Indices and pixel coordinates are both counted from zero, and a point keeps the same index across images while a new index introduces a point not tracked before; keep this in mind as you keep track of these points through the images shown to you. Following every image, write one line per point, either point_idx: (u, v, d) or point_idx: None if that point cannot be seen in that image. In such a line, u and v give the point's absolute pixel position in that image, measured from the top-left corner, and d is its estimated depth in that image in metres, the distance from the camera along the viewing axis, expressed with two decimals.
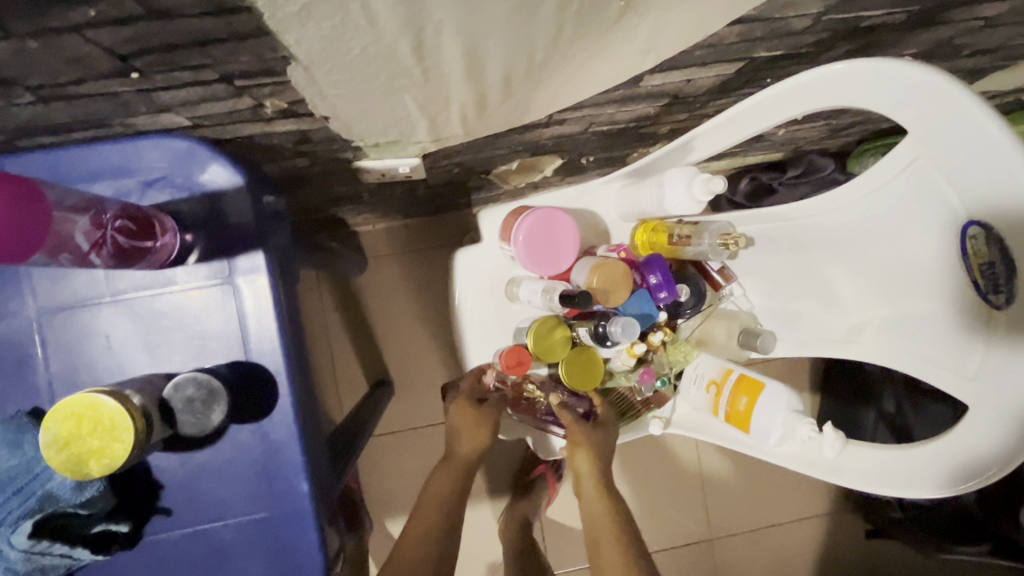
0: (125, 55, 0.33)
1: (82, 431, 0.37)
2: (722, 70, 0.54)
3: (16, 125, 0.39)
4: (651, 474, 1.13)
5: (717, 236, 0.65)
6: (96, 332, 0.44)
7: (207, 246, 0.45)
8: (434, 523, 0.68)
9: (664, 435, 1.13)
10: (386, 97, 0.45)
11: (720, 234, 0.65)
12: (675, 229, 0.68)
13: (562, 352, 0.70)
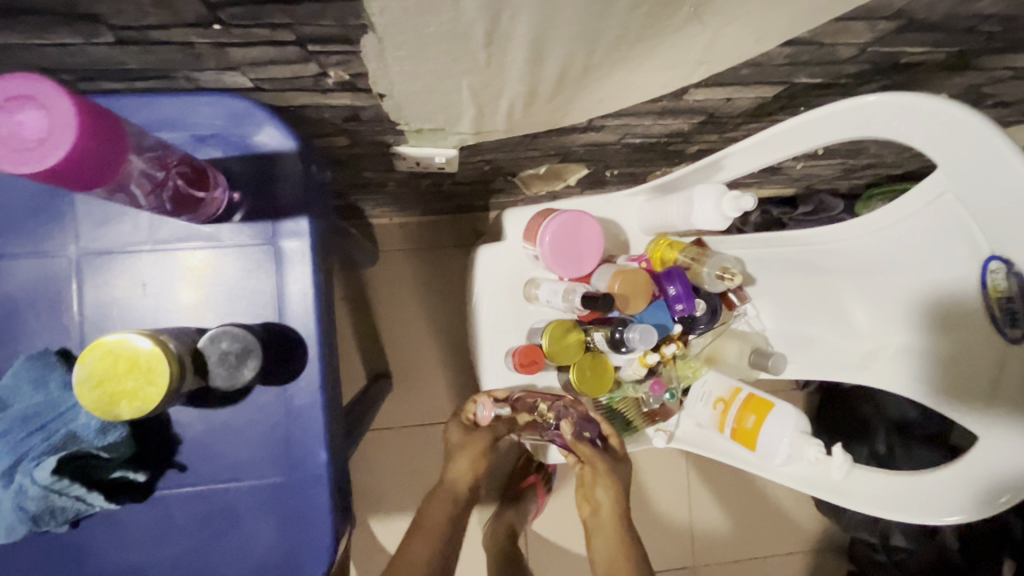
0: (214, 5, 0.34)
1: (118, 371, 0.36)
2: (762, 93, 0.56)
3: (86, 66, 0.40)
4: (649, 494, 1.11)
5: (716, 268, 0.68)
6: (133, 280, 0.44)
7: (254, 207, 0.46)
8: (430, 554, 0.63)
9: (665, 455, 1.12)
10: (444, 81, 0.46)
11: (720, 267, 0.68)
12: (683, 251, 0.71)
13: (575, 356, 0.72)
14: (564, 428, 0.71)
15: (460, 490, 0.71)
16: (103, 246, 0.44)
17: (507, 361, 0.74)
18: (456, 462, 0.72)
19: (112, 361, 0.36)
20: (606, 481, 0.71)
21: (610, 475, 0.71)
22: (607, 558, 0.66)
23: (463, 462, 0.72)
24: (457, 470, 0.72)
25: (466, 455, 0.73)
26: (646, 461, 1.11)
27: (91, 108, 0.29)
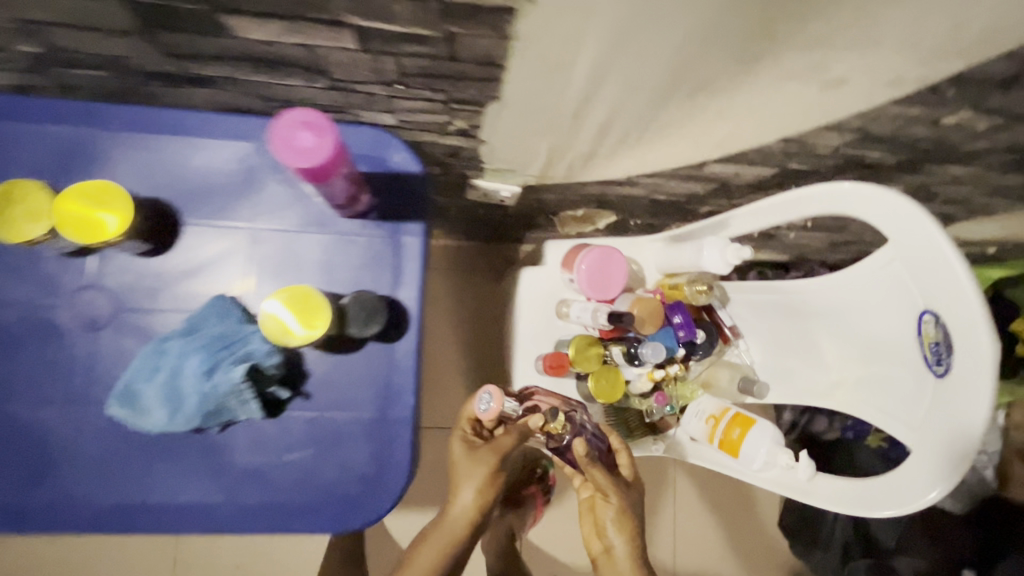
0: (405, 74, 0.50)
1: (295, 308, 0.51)
2: (763, 172, 0.74)
3: (293, 99, 0.57)
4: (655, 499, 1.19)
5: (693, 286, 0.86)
6: (291, 252, 0.60)
7: (382, 209, 0.62)
8: None
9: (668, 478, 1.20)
10: (532, 136, 0.63)
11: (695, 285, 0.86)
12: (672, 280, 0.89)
13: (594, 366, 0.86)
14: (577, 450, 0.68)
15: (466, 524, 0.66)
16: (271, 229, 0.59)
17: (537, 364, 0.89)
18: (460, 495, 0.67)
19: (289, 302, 0.52)
20: (617, 514, 0.71)
21: (623, 509, 0.71)
22: None
23: (467, 494, 0.66)
24: (459, 501, 0.66)
25: (472, 483, 0.66)
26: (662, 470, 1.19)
27: (338, 146, 0.46)
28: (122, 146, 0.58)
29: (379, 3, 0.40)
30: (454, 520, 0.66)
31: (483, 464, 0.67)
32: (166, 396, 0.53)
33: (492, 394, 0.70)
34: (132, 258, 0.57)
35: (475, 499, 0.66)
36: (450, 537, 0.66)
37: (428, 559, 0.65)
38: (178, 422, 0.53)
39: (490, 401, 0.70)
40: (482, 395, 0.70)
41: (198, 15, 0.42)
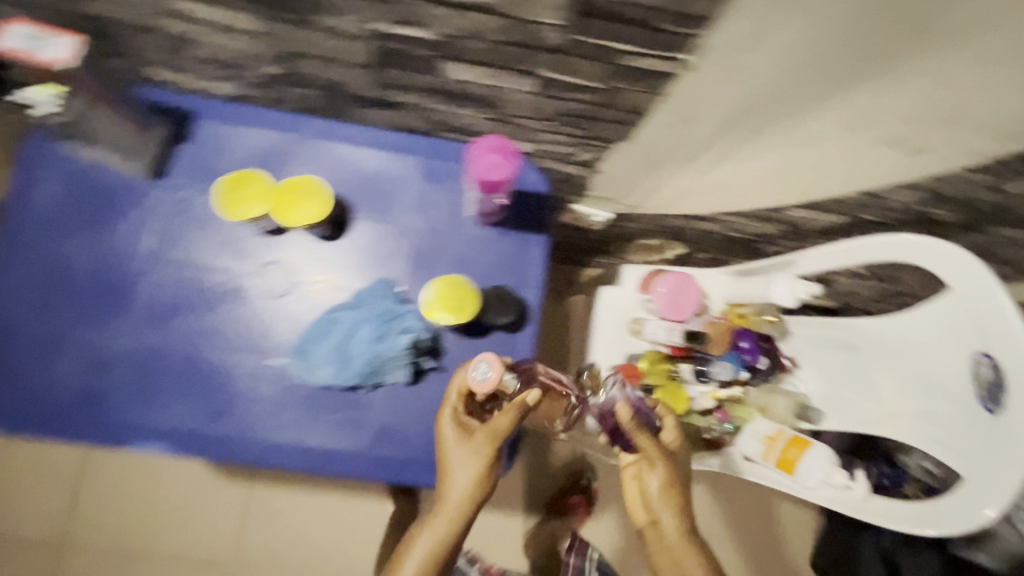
0: (561, 113, 0.62)
1: (456, 293, 0.63)
2: (835, 220, 0.83)
3: (456, 124, 0.69)
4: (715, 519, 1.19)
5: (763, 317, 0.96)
6: (436, 249, 0.71)
7: (513, 221, 0.72)
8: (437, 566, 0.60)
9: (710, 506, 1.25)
10: (644, 167, 0.74)
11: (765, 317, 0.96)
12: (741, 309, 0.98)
13: (663, 380, 0.95)
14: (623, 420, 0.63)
15: (464, 505, 0.62)
16: (422, 227, 0.71)
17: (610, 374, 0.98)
18: (455, 478, 0.62)
19: (449, 286, 0.64)
20: (662, 485, 0.68)
21: (667, 481, 0.68)
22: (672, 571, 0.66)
23: (461, 478, 0.62)
24: (450, 487, 0.61)
25: (467, 468, 0.62)
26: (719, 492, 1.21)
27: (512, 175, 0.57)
28: (314, 150, 0.72)
29: (569, 61, 0.52)
30: (451, 506, 0.62)
31: (478, 443, 0.62)
32: (331, 357, 0.65)
33: (490, 362, 0.60)
34: (314, 239, 0.70)
35: (470, 480, 0.62)
36: (450, 523, 0.61)
37: (427, 544, 0.61)
38: (338, 378, 0.65)
39: (488, 368, 0.60)
40: (479, 363, 0.61)
41: (423, 57, 0.55)
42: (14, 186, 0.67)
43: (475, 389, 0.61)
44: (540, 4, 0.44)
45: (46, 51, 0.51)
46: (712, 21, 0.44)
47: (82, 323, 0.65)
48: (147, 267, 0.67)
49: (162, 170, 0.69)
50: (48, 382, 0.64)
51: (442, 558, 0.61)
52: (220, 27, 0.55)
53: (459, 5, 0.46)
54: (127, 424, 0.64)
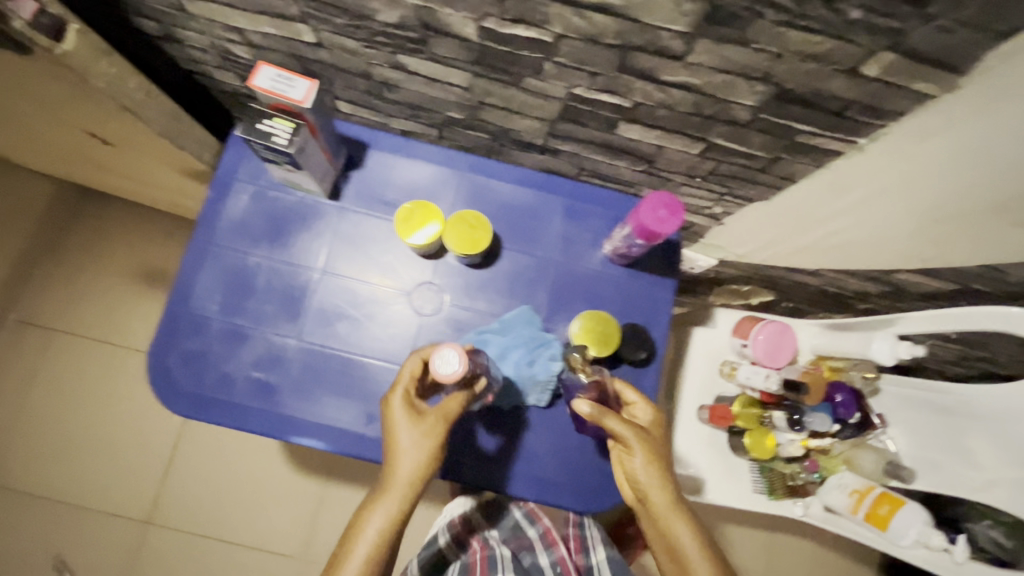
0: (712, 173, 0.68)
1: (602, 329, 0.70)
2: (943, 287, 0.86)
3: (602, 172, 0.75)
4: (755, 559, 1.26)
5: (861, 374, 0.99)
6: (573, 283, 0.77)
7: (643, 263, 0.77)
8: (380, 544, 0.60)
9: (768, 549, 1.27)
10: (769, 224, 0.78)
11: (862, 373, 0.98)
12: (833, 362, 1.01)
13: (752, 424, 0.99)
14: (581, 410, 0.60)
15: (410, 488, 0.61)
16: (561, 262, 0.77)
17: (701, 414, 1.03)
18: (403, 456, 0.61)
19: (596, 322, 0.70)
20: (646, 463, 0.60)
21: (650, 459, 0.59)
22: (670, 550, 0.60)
23: (406, 459, 0.61)
24: (399, 466, 0.61)
25: (414, 449, 0.61)
26: (760, 536, 1.27)
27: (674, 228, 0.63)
28: (467, 184, 0.78)
29: (745, 133, 0.57)
30: (398, 484, 0.61)
31: (418, 426, 0.62)
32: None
33: (454, 351, 0.58)
34: (463, 266, 0.76)
35: (417, 460, 0.61)
36: (398, 503, 0.61)
37: (377, 522, 0.60)
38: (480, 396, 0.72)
39: (455, 360, 0.58)
40: (444, 353, 0.59)
41: (605, 118, 0.61)
42: (208, 196, 0.75)
43: (440, 380, 0.58)
44: (745, 88, 0.50)
45: (293, 91, 0.59)
46: (899, 115, 0.49)
47: (259, 323, 0.73)
48: (316, 278, 0.74)
49: (335, 193, 0.77)
50: (224, 375, 0.71)
51: (394, 532, 0.61)
52: (426, 78, 0.62)
53: (666, 82, 0.52)
54: (291, 420, 0.71)
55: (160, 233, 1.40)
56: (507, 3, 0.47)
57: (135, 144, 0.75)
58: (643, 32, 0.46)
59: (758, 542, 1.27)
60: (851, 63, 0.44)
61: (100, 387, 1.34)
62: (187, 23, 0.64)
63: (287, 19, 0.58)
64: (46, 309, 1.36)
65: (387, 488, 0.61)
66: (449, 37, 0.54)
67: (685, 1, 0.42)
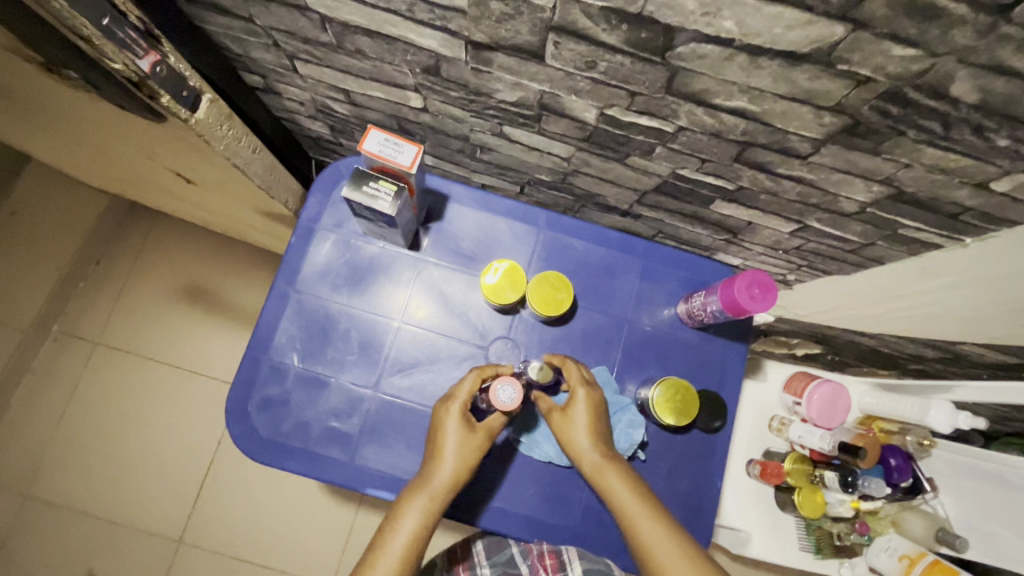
0: (797, 248, 0.69)
1: (680, 395, 0.71)
2: (1005, 360, 0.86)
3: (681, 235, 0.76)
4: None
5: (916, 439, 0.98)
6: (646, 344, 0.77)
7: (716, 327, 0.78)
8: (414, 542, 0.59)
9: None
10: (842, 293, 0.79)
11: (918, 438, 0.97)
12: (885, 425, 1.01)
13: (802, 481, 0.99)
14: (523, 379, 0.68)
15: (450, 489, 0.62)
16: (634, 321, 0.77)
17: (750, 469, 1.03)
18: (445, 458, 0.63)
19: (675, 388, 0.71)
20: (571, 431, 0.66)
21: (574, 427, 0.66)
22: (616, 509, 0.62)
23: (449, 463, 0.63)
24: (442, 468, 0.63)
25: (456, 450, 0.63)
26: None
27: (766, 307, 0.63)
28: (544, 240, 0.79)
29: (846, 221, 0.58)
30: (438, 484, 0.62)
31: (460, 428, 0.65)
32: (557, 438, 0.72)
33: (514, 386, 0.63)
34: (538, 322, 0.76)
35: (463, 464, 0.63)
36: (435, 500, 0.61)
37: (413, 519, 0.60)
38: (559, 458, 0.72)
39: (513, 392, 0.63)
40: (505, 386, 0.63)
41: (701, 195, 0.62)
42: (291, 242, 0.76)
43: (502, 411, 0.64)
44: (861, 186, 0.51)
45: (400, 157, 0.60)
46: (1016, 223, 0.49)
47: (337, 371, 0.73)
48: (394, 328, 0.75)
49: (414, 243, 0.77)
50: (302, 422, 0.72)
51: (429, 534, 0.60)
52: (527, 146, 0.63)
53: (779, 174, 0.53)
54: (366, 470, 0.71)
55: (204, 251, 1.39)
56: (638, 98, 0.48)
57: (222, 185, 0.75)
58: (772, 134, 0.47)
59: None
60: (981, 179, 0.44)
61: (138, 405, 1.32)
62: (292, 80, 0.65)
63: (400, 87, 0.59)
64: (87, 323, 1.34)
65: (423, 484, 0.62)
66: (565, 118, 0.55)
67: (827, 115, 0.42)
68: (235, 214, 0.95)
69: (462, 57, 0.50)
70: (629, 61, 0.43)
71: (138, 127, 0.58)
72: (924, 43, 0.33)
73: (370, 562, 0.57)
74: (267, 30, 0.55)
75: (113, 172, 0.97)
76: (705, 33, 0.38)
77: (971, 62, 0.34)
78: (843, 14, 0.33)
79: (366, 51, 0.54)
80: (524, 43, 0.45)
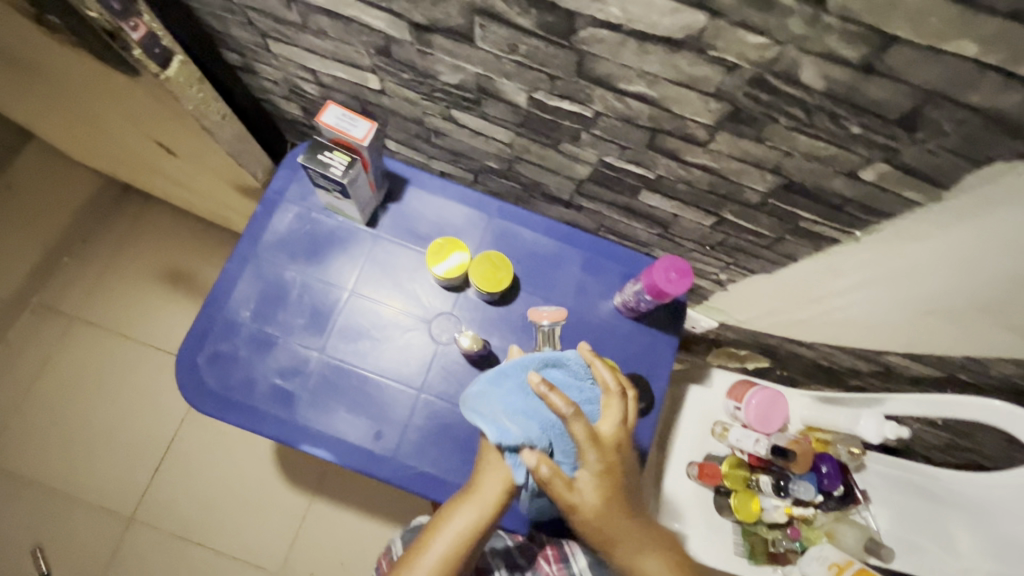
0: (720, 244, 0.74)
1: None
2: (928, 373, 0.91)
3: (621, 229, 0.82)
4: None
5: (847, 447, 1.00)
6: (583, 329, 0.82)
7: (650, 318, 0.82)
8: (462, 542, 0.58)
9: None
10: (773, 295, 0.84)
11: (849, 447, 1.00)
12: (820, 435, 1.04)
13: (738, 485, 1.02)
14: None
15: (504, 494, 0.60)
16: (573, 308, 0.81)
17: (688, 469, 1.06)
18: (496, 465, 0.61)
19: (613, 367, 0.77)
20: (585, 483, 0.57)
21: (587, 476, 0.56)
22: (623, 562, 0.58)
23: (495, 474, 0.60)
24: (489, 479, 0.60)
25: (511, 451, 0.61)
26: None
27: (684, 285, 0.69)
28: (493, 226, 0.84)
29: (754, 214, 0.64)
30: (488, 488, 0.60)
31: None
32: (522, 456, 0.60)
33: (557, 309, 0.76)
34: (481, 301, 0.81)
35: (513, 467, 0.60)
36: (484, 502, 0.59)
37: (462, 520, 0.59)
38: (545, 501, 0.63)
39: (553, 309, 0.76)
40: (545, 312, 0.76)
41: (629, 184, 0.68)
42: (256, 211, 0.81)
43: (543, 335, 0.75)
44: (757, 175, 0.56)
45: (355, 130, 0.66)
46: (895, 214, 0.55)
47: (287, 333, 0.77)
48: (345, 297, 0.79)
49: (373, 220, 0.83)
50: (248, 378, 0.76)
51: (477, 537, 0.59)
52: (473, 131, 0.70)
53: (687, 162, 0.59)
54: (305, 429, 0.75)
55: (188, 236, 1.44)
56: (557, 82, 0.54)
57: (199, 156, 0.81)
58: (673, 121, 0.53)
59: None
60: (851, 168, 0.50)
61: (106, 379, 1.35)
62: (267, 59, 0.71)
63: (359, 68, 0.66)
64: (67, 296, 1.38)
65: (478, 485, 0.60)
66: (501, 102, 0.61)
67: (712, 101, 0.48)
68: (213, 190, 1.00)
69: (407, 38, 0.56)
70: (544, 45, 0.50)
71: (120, 87, 0.64)
72: (769, 32, 0.40)
73: (414, 557, 0.57)
74: (242, 8, 0.62)
75: (104, 146, 1.03)
76: (598, 19, 0.44)
77: (810, 50, 0.40)
78: (700, 2, 0.39)
79: (328, 31, 0.60)
80: (456, 26, 0.52)
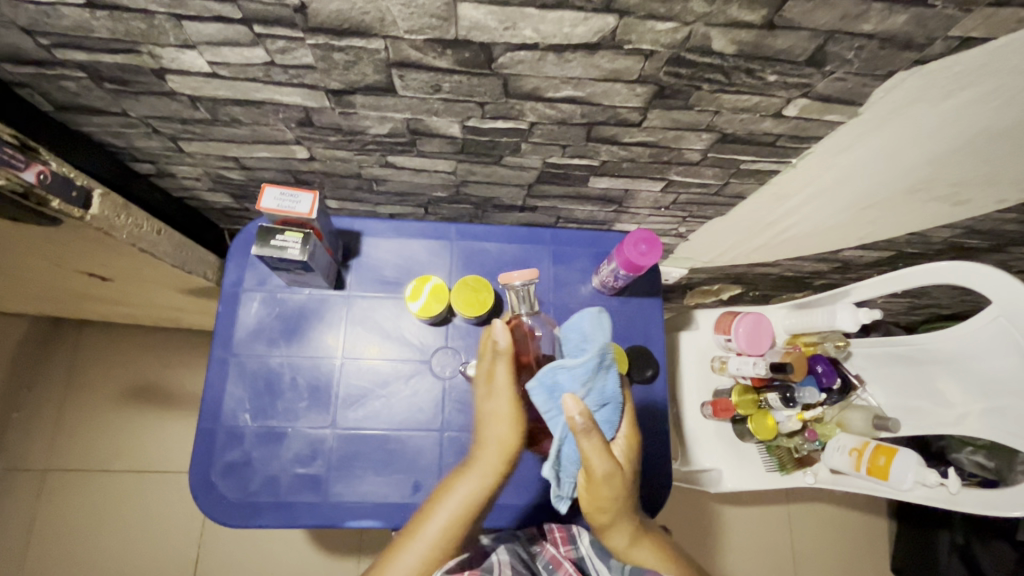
0: (672, 203, 0.78)
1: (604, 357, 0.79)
2: (880, 256, 0.99)
3: (578, 215, 0.84)
4: (766, 531, 1.38)
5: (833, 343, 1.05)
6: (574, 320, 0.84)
7: (630, 289, 0.86)
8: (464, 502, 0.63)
9: (777, 518, 1.39)
10: (730, 231, 0.89)
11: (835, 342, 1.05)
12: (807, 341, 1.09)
13: (751, 409, 1.06)
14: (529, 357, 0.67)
15: (503, 451, 0.66)
16: (558, 301, 0.83)
17: (704, 410, 1.10)
18: (489, 445, 0.66)
19: None
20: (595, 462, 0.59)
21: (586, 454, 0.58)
22: (628, 538, 0.65)
23: (492, 445, 0.66)
24: (486, 450, 0.66)
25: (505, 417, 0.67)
26: (754, 518, 1.38)
27: (653, 254, 0.72)
28: (457, 250, 0.84)
29: (699, 170, 0.67)
30: (485, 458, 0.66)
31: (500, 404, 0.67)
32: (556, 392, 0.60)
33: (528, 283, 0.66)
34: (471, 326, 0.81)
35: (510, 434, 0.66)
36: (486, 468, 0.65)
37: (468, 489, 0.64)
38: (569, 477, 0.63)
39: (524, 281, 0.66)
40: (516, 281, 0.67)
41: (577, 175, 0.70)
42: (219, 311, 0.78)
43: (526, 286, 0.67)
44: (694, 138, 0.59)
45: (299, 206, 0.65)
46: (821, 137, 0.59)
47: (293, 420, 0.76)
48: (338, 366, 0.79)
49: (340, 282, 0.81)
50: (269, 477, 0.74)
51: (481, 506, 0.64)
52: (413, 169, 0.69)
53: (628, 143, 0.61)
54: (343, 506, 0.74)
55: (138, 346, 1.34)
56: (487, 106, 0.55)
57: (140, 273, 0.77)
58: (606, 112, 0.55)
59: (768, 515, 1.39)
60: (775, 109, 0.54)
61: (103, 521, 1.25)
62: (181, 160, 0.68)
63: (282, 143, 0.64)
64: (28, 451, 1.26)
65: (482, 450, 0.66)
66: (436, 137, 0.61)
67: (637, 86, 0.50)
68: (160, 299, 0.95)
69: (327, 105, 0.55)
70: (466, 78, 0.50)
71: (44, 232, 0.61)
72: (675, 17, 0.42)
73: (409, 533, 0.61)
74: (143, 119, 0.59)
75: (27, 291, 0.96)
76: (514, 43, 0.45)
77: (715, 23, 0.43)
78: (606, 6, 0.41)
79: (241, 119, 0.59)
80: (374, 82, 0.51)
